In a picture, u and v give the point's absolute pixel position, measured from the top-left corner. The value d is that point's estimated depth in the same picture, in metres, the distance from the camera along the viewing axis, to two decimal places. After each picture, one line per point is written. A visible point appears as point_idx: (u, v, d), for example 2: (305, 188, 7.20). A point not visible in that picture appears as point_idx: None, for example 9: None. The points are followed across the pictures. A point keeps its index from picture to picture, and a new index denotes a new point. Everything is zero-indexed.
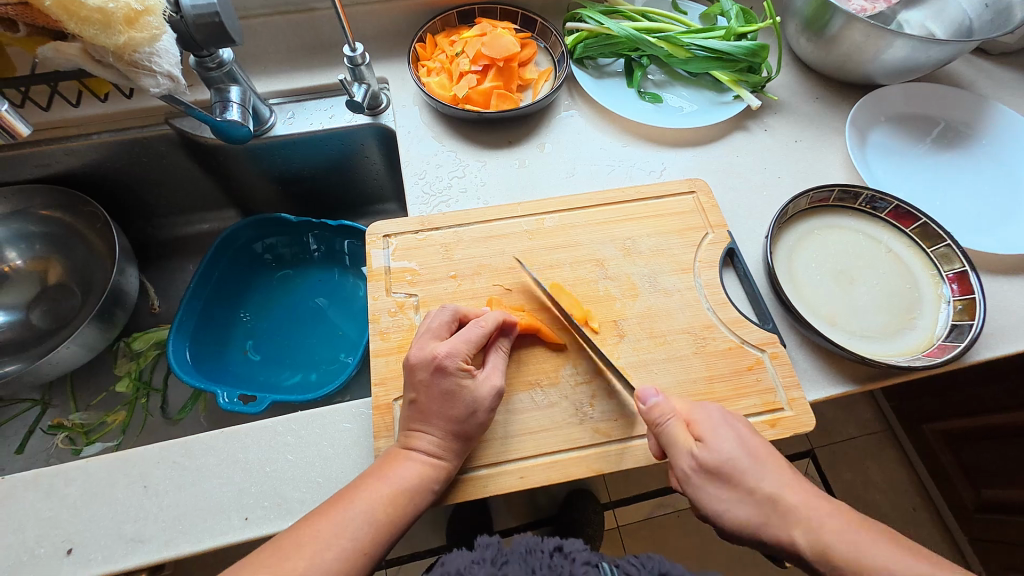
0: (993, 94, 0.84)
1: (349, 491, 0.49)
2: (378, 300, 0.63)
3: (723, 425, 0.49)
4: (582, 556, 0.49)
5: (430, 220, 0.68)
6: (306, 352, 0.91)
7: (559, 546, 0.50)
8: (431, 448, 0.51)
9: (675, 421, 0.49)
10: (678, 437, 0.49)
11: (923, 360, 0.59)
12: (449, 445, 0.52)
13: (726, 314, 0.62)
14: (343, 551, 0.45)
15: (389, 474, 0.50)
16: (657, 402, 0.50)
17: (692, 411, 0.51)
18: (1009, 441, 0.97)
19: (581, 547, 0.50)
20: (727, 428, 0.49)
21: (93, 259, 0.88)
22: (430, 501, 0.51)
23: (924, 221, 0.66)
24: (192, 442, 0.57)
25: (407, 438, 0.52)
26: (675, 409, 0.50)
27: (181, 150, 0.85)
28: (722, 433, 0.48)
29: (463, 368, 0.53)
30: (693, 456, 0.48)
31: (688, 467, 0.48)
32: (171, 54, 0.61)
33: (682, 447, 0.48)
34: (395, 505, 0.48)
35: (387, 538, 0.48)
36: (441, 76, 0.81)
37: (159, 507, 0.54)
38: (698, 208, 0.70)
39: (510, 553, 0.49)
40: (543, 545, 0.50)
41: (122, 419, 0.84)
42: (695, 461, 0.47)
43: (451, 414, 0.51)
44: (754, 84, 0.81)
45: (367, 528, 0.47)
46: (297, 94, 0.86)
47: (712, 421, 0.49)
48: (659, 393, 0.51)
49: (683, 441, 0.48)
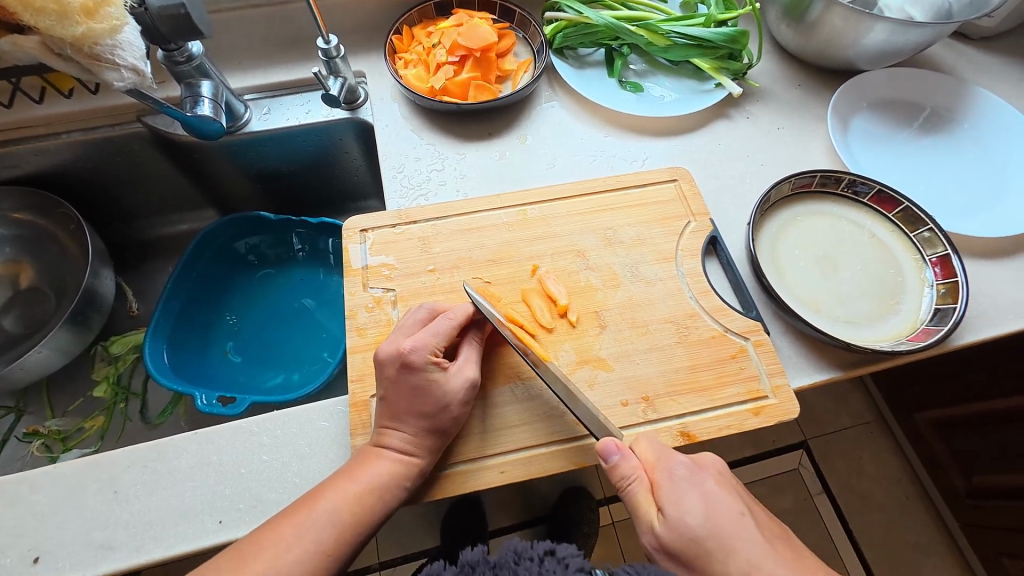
0: (974, 78, 0.83)
1: (316, 491, 0.48)
2: (354, 296, 0.61)
3: (690, 488, 0.46)
4: (575, 562, 0.48)
5: (409, 213, 0.67)
6: (288, 352, 0.89)
7: (551, 550, 0.50)
8: (401, 445, 0.50)
9: (638, 484, 0.47)
10: (639, 504, 0.47)
11: (907, 344, 0.59)
12: (422, 441, 0.50)
13: (709, 302, 0.61)
14: (308, 552, 0.44)
15: (361, 473, 0.49)
16: (618, 461, 0.48)
17: (658, 468, 0.48)
18: (999, 426, 0.97)
19: (574, 552, 0.49)
20: (695, 491, 0.46)
21: (67, 262, 0.86)
22: (402, 497, 0.49)
23: (906, 206, 0.66)
24: (164, 445, 0.55)
25: (379, 436, 0.51)
26: (640, 467, 0.48)
27: (155, 148, 0.83)
28: (687, 499, 0.45)
29: (432, 361, 0.52)
30: (654, 532, 0.45)
31: (651, 542, 0.46)
32: (135, 47, 0.59)
33: (643, 519, 0.46)
34: (363, 504, 0.47)
35: (355, 536, 0.47)
36: (419, 68, 0.79)
37: (130, 512, 0.52)
38: (680, 196, 0.69)
39: (498, 565, 0.49)
40: (532, 552, 0.49)
41: (100, 424, 0.82)
42: (656, 537, 0.45)
43: (422, 409, 0.50)
44: (735, 72, 0.80)
45: (333, 528, 0.46)
46: (273, 89, 0.85)
47: (676, 486, 0.46)
48: (623, 449, 0.49)
49: (645, 511, 0.46)
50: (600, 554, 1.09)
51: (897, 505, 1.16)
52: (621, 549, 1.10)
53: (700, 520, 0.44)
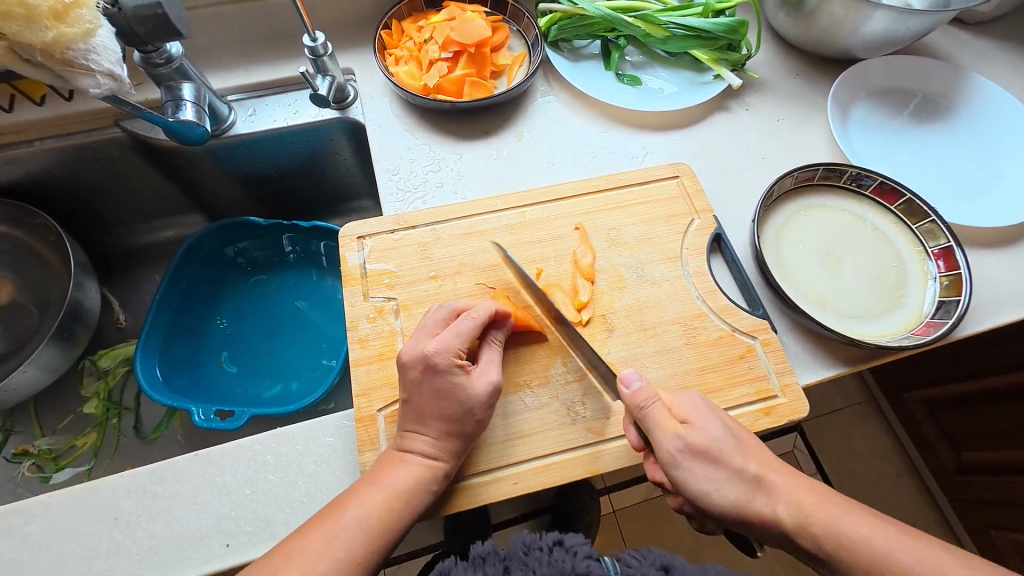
0: (970, 64, 0.83)
1: (339, 499, 0.47)
2: (355, 306, 0.60)
3: (709, 412, 0.49)
4: (584, 550, 0.45)
5: (407, 218, 0.65)
6: (285, 360, 0.87)
7: (559, 540, 0.45)
8: (426, 449, 0.49)
9: (660, 406, 0.48)
10: (662, 421, 0.47)
11: (912, 338, 0.59)
12: (446, 444, 0.49)
13: (716, 302, 0.61)
14: (338, 563, 0.43)
15: (385, 478, 0.48)
16: (641, 385, 0.49)
17: (676, 398, 0.50)
18: (987, 406, 0.99)
19: (583, 540, 0.46)
20: (707, 411, 0.49)
21: (49, 275, 0.82)
22: (427, 502, 0.48)
23: (909, 198, 0.65)
24: (164, 468, 0.54)
25: (402, 440, 0.50)
26: (656, 394, 0.49)
27: (135, 154, 0.79)
28: (707, 418, 0.48)
29: (456, 364, 0.50)
30: (680, 438, 0.47)
31: (674, 448, 0.46)
32: (110, 51, 0.56)
33: (667, 431, 0.47)
34: (390, 510, 0.46)
35: (387, 540, 0.46)
36: (411, 65, 0.77)
37: (132, 539, 0.51)
38: (683, 192, 0.68)
39: (509, 557, 0.45)
40: (541, 542, 0.45)
41: (93, 442, 0.79)
42: (682, 442, 0.46)
43: (446, 412, 0.49)
44: (734, 63, 0.79)
45: (362, 534, 0.44)
46: (256, 89, 0.81)
47: (693, 405, 0.49)
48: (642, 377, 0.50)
49: (669, 426, 0.47)
50: (605, 542, 1.10)
51: (890, 484, 1.19)
52: (624, 538, 1.11)
53: (721, 437, 0.47)
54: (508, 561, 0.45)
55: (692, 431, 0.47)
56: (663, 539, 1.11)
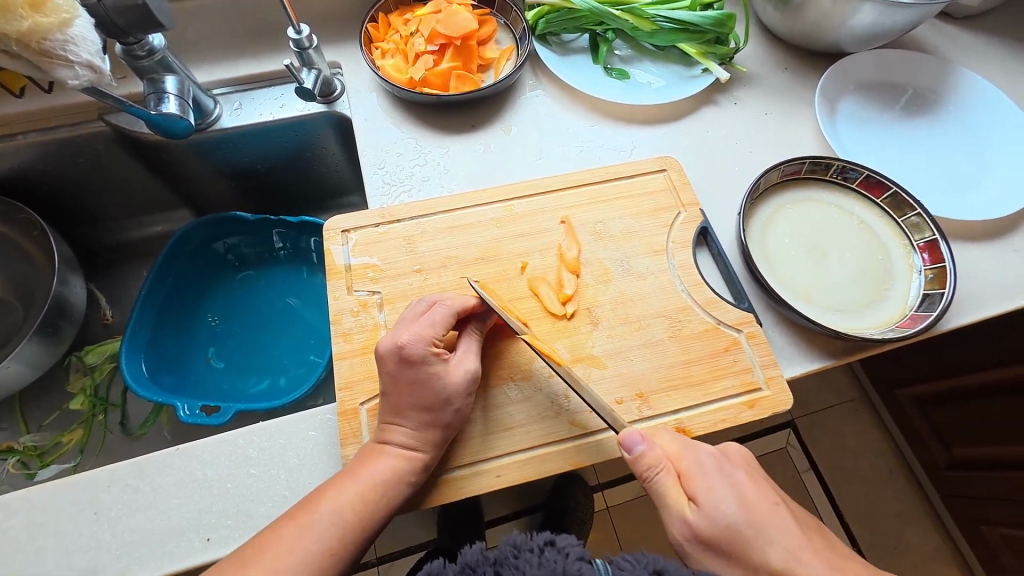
0: (958, 58, 0.83)
1: (318, 491, 0.46)
2: (339, 300, 0.59)
3: (720, 479, 0.46)
4: (576, 552, 0.43)
5: (393, 211, 0.64)
6: (273, 356, 0.86)
7: (551, 540, 0.44)
8: (405, 441, 0.49)
9: (667, 474, 0.46)
10: (670, 496, 0.45)
11: (896, 331, 0.59)
12: (425, 436, 0.49)
13: (701, 295, 0.61)
14: (309, 553, 0.43)
15: (362, 470, 0.47)
16: (645, 451, 0.47)
17: (684, 459, 0.47)
18: (975, 400, 1.00)
19: (575, 541, 0.44)
20: (724, 483, 0.45)
21: (34, 271, 0.82)
22: (406, 494, 0.48)
23: (894, 190, 0.65)
24: (145, 463, 0.53)
25: (381, 432, 0.49)
26: (666, 458, 0.47)
27: (120, 148, 0.79)
28: (719, 492, 0.45)
29: (432, 353, 0.50)
30: (686, 522, 0.44)
31: (681, 534, 0.44)
32: (89, 42, 0.55)
33: (674, 509, 0.45)
34: (365, 502, 0.46)
35: (363, 532, 0.45)
36: (397, 58, 0.76)
37: (112, 534, 0.51)
38: (670, 186, 0.68)
39: (499, 562, 0.43)
40: (532, 543, 0.43)
41: (78, 438, 0.78)
42: (690, 527, 0.44)
43: (424, 403, 0.49)
44: (722, 56, 0.79)
45: (336, 526, 0.44)
46: (242, 83, 0.81)
47: (707, 477, 0.46)
48: (647, 439, 0.47)
49: (676, 502, 0.45)
50: (597, 540, 1.10)
51: (881, 479, 1.19)
52: (616, 534, 1.11)
53: (734, 516, 0.44)
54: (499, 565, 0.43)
55: (702, 512, 0.44)
56: (654, 534, 1.11)
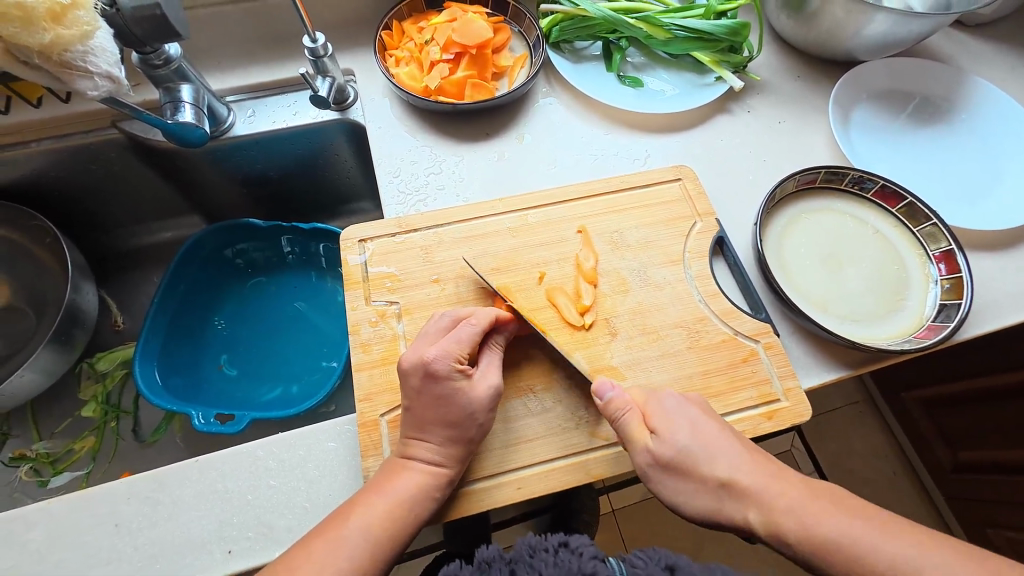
0: (971, 67, 0.83)
1: (343, 507, 0.46)
2: (357, 310, 0.59)
3: (681, 416, 0.48)
4: (590, 551, 0.43)
5: (409, 221, 0.64)
6: (285, 362, 0.86)
7: (565, 541, 0.44)
8: (429, 456, 0.49)
9: (631, 413, 0.49)
10: (632, 430, 0.48)
11: (913, 342, 0.59)
12: (448, 450, 0.49)
13: (719, 305, 0.61)
14: (340, 572, 0.42)
15: (388, 486, 0.47)
16: (613, 396, 0.50)
17: (648, 402, 0.50)
18: (984, 407, 1.00)
19: (588, 541, 0.44)
20: (682, 415, 0.48)
21: (46, 278, 0.81)
22: (432, 509, 0.48)
23: (910, 201, 0.65)
24: (165, 474, 0.53)
25: (405, 447, 0.50)
26: (630, 401, 0.50)
27: (133, 156, 0.79)
28: (678, 423, 0.48)
29: (457, 369, 0.50)
30: (648, 449, 0.47)
31: (644, 460, 0.47)
32: (108, 53, 0.55)
33: (638, 442, 0.48)
34: (393, 519, 0.46)
35: (390, 548, 0.45)
36: (411, 66, 0.76)
37: (134, 546, 0.51)
38: (685, 195, 0.68)
39: (514, 561, 0.43)
40: (546, 543, 0.44)
41: (91, 445, 0.78)
42: (651, 454, 0.47)
43: (448, 419, 0.49)
44: (736, 65, 0.79)
45: (366, 543, 0.44)
46: (256, 91, 0.81)
47: (666, 412, 0.48)
48: (616, 387, 0.51)
49: (638, 435, 0.48)
50: (603, 541, 1.11)
51: (888, 483, 1.20)
52: (623, 538, 1.11)
53: (687, 441, 0.46)
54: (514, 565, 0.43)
55: (659, 441, 0.47)
56: (662, 539, 1.11)
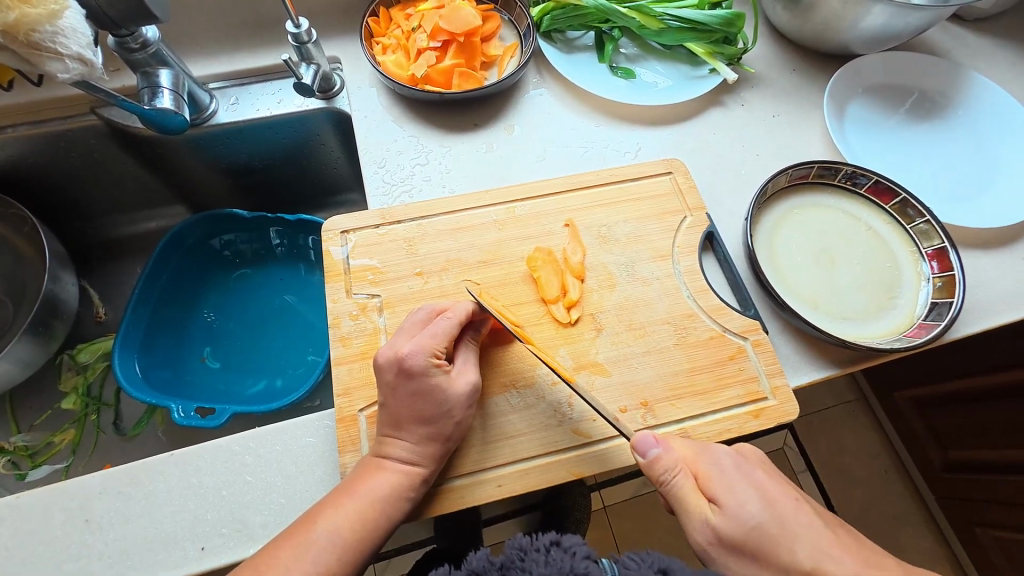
0: (968, 62, 0.82)
1: (316, 505, 0.45)
2: (338, 303, 0.58)
3: (740, 478, 0.44)
4: (584, 551, 0.41)
5: (392, 213, 0.63)
6: (271, 356, 0.85)
7: (557, 540, 0.42)
8: (406, 455, 0.48)
9: (683, 477, 0.44)
10: (688, 499, 0.43)
11: (904, 341, 0.58)
12: (426, 449, 0.48)
13: (707, 302, 0.60)
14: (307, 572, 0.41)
15: (362, 486, 0.46)
16: (660, 454, 0.45)
17: (700, 461, 0.45)
18: (974, 406, 1.00)
19: (580, 540, 0.42)
20: (743, 480, 0.44)
21: (24, 267, 0.80)
22: (407, 509, 0.47)
23: (904, 197, 0.64)
24: (139, 470, 0.52)
25: (381, 446, 0.48)
26: (681, 461, 0.45)
27: (113, 143, 0.77)
28: (739, 487, 0.43)
29: (434, 365, 0.49)
30: (710, 525, 0.42)
31: (704, 539, 0.42)
32: (80, 34, 0.54)
33: (695, 513, 0.43)
34: (366, 519, 0.45)
35: (364, 548, 0.44)
36: (399, 54, 0.74)
37: (104, 542, 0.49)
38: (676, 189, 0.66)
39: (506, 566, 0.42)
40: (537, 543, 0.42)
41: (71, 438, 0.77)
42: (714, 530, 0.42)
43: (423, 415, 0.48)
44: (730, 57, 0.77)
45: (336, 543, 0.43)
46: (239, 78, 0.79)
47: (726, 476, 0.44)
48: (660, 442, 0.46)
49: (696, 506, 0.43)
50: (595, 538, 1.10)
51: (878, 481, 1.19)
52: (614, 534, 1.10)
53: (756, 514, 0.42)
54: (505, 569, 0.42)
55: (721, 511, 0.43)
56: (652, 535, 1.10)
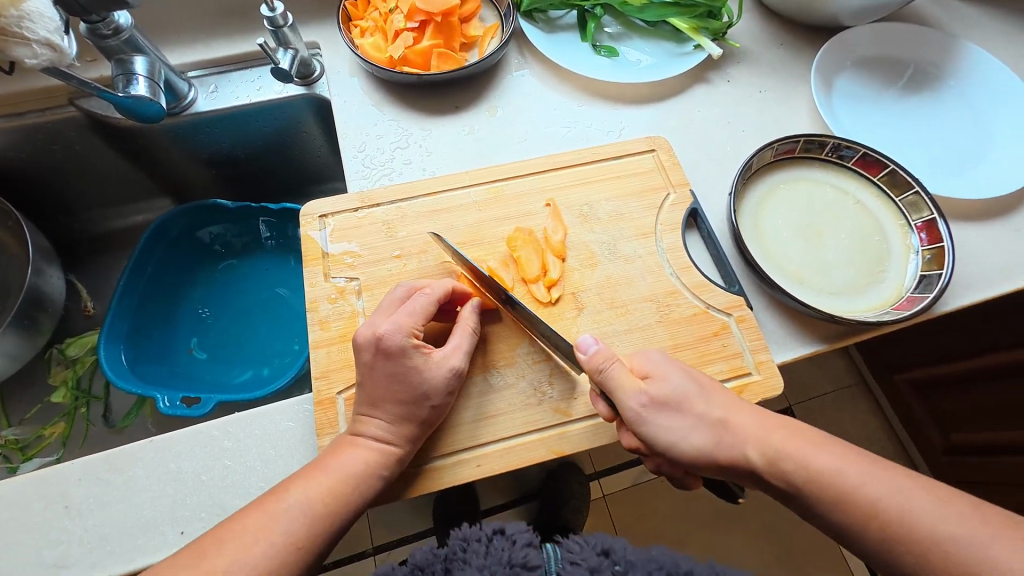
0: (960, 32, 0.80)
1: (287, 481, 0.45)
2: (316, 286, 0.57)
3: (671, 365, 0.48)
4: (524, 538, 0.46)
5: (371, 196, 0.62)
6: (258, 346, 0.85)
7: (499, 529, 0.47)
8: (380, 433, 0.47)
9: (617, 364, 0.47)
10: (622, 379, 0.46)
11: (892, 314, 0.57)
12: (402, 428, 0.47)
13: (690, 278, 0.59)
14: (271, 547, 0.41)
15: (333, 462, 0.46)
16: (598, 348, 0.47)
17: (634, 356, 0.49)
18: (973, 385, 0.98)
19: (523, 528, 0.47)
20: (671, 366, 0.48)
21: (9, 261, 0.80)
22: (377, 487, 0.46)
23: (892, 168, 0.63)
24: (118, 456, 0.52)
25: (356, 424, 0.48)
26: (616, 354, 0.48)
27: (94, 135, 0.77)
28: (668, 367, 0.48)
29: (413, 344, 0.48)
30: (643, 393, 0.46)
31: (639, 404, 0.45)
32: (46, 19, 0.53)
33: (629, 388, 0.46)
34: (337, 495, 0.44)
35: (337, 526, 0.44)
36: (377, 37, 0.73)
37: (83, 528, 0.49)
38: (659, 166, 0.65)
39: (449, 558, 0.46)
40: (480, 533, 0.46)
41: (61, 430, 0.77)
42: (646, 395, 0.46)
43: (400, 396, 0.47)
44: (715, 32, 0.75)
45: (308, 521, 0.43)
46: (218, 66, 0.78)
47: (658, 362, 0.48)
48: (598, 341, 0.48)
49: (631, 380, 0.46)
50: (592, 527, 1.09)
51: None
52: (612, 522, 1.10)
53: (683, 386, 0.46)
54: (449, 561, 0.46)
55: (653, 383, 0.47)
56: (649, 522, 1.10)
